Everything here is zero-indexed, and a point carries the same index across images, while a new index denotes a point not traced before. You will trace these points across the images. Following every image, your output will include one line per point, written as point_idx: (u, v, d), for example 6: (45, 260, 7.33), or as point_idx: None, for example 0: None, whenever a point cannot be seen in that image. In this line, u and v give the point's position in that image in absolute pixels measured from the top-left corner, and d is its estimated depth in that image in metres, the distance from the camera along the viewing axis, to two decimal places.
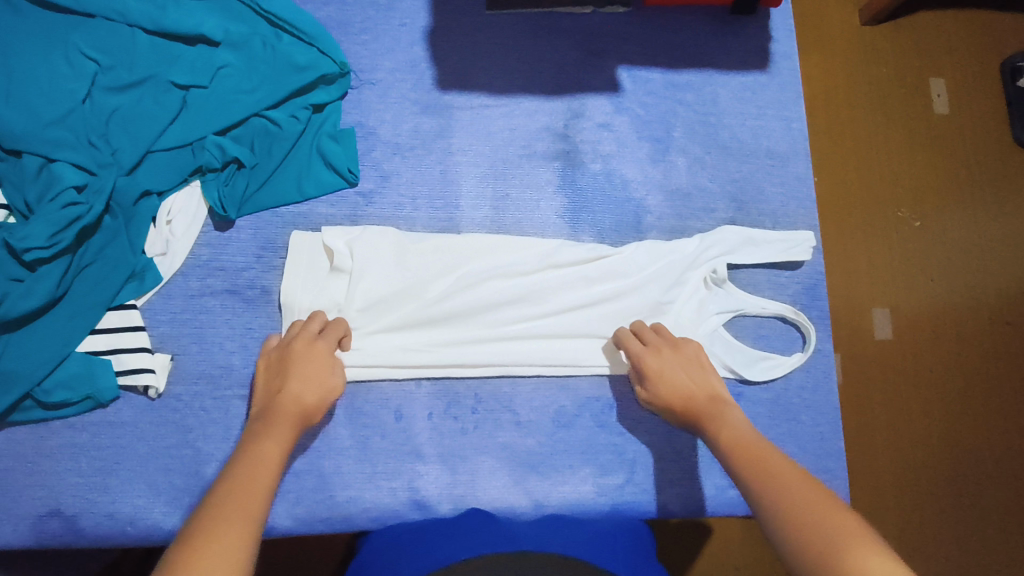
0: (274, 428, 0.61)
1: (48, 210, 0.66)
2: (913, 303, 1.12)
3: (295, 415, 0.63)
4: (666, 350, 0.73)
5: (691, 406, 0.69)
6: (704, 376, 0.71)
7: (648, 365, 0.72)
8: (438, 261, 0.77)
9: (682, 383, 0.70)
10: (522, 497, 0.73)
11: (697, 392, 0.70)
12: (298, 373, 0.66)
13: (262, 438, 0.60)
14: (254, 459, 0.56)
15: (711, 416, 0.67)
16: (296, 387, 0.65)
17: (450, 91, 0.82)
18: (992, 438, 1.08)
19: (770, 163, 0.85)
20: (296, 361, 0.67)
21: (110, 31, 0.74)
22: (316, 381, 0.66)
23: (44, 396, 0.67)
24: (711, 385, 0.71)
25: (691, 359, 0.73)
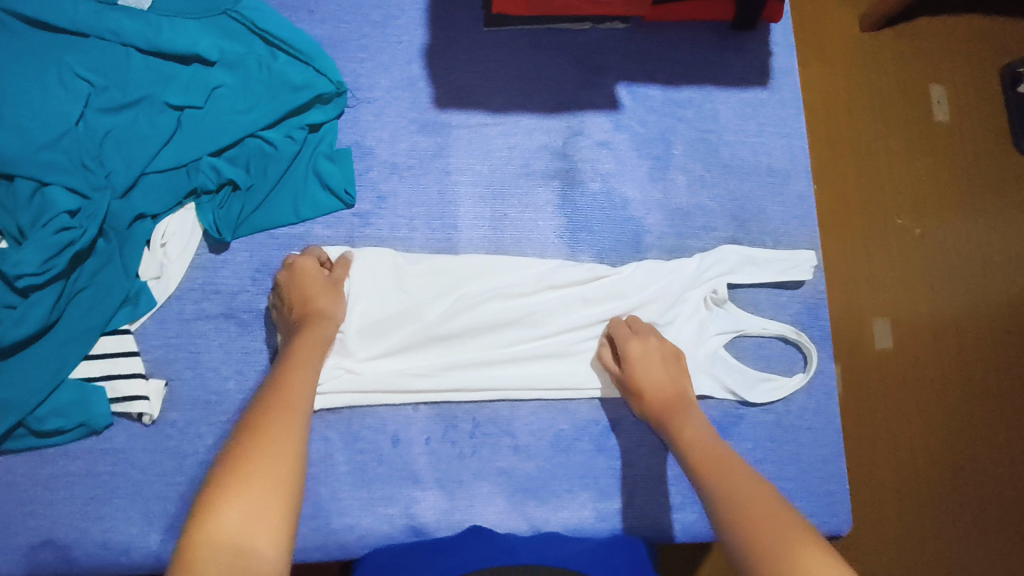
0: (304, 346, 0.66)
1: (40, 236, 0.65)
2: (916, 316, 1.10)
3: (321, 332, 0.69)
4: (652, 339, 0.75)
5: (661, 402, 0.71)
6: (679, 377, 0.73)
7: (632, 354, 0.73)
8: (426, 276, 0.76)
9: (659, 377, 0.72)
10: (521, 522, 0.72)
11: (670, 391, 0.72)
12: (317, 300, 0.70)
13: (295, 355, 0.65)
14: (291, 377, 0.62)
15: (679, 418, 0.69)
16: (318, 305, 0.70)
17: (448, 110, 0.81)
18: (997, 450, 1.05)
19: (771, 181, 0.84)
20: (309, 287, 0.70)
21: (104, 51, 0.72)
22: (332, 305, 0.71)
23: (37, 424, 0.67)
24: (682, 385, 0.73)
25: (670, 355, 0.75)
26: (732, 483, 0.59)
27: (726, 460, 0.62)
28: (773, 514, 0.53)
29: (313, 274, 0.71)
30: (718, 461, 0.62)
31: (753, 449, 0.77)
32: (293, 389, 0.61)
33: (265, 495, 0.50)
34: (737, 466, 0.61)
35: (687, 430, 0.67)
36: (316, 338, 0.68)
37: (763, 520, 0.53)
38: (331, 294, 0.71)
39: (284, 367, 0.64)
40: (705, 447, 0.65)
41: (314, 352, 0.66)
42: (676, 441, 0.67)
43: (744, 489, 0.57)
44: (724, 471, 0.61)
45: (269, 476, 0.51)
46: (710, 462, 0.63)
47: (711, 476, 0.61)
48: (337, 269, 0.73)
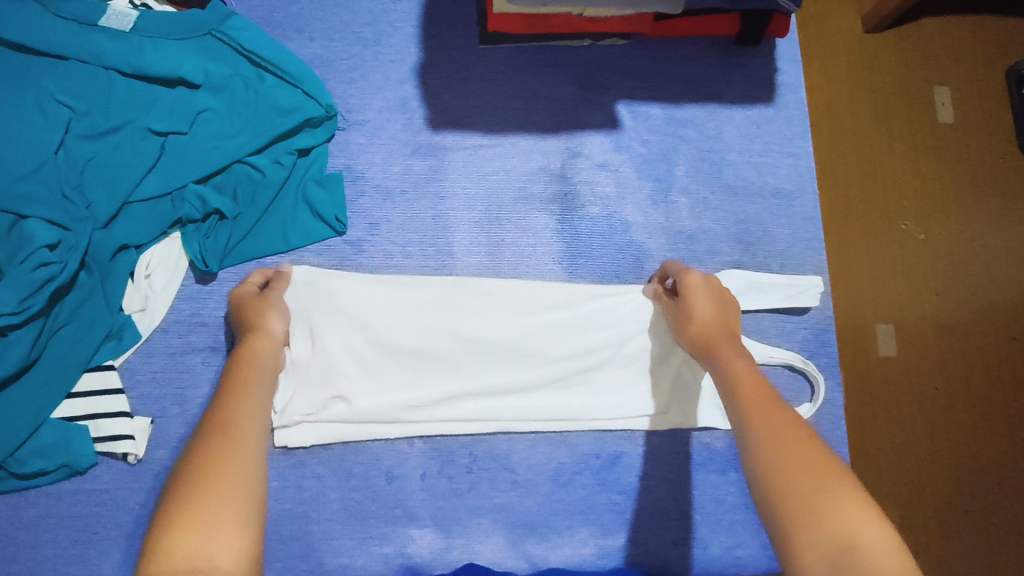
0: (252, 362, 0.59)
1: (17, 273, 0.62)
2: (920, 324, 1.04)
3: (265, 343, 0.62)
4: (710, 278, 0.71)
5: (709, 332, 0.65)
6: (729, 312, 0.67)
7: (688, 280, 0.70)
8: (397, 291, 0.73)
9: (712, 309, 0.67)
10: (520, 559, 0.70)
11: (719, 321, 0.66)
12: (255, 316, 0.64)
13: (243, 374, 0.57)
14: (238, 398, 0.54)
15: (724, 347, 0.63)
16: (257, 317, 0.64)
17: (442, 131, 0.79)
18: (1001, 458, 1.00)
19: (777, 202, 0.82)
20: (251, 305, 0.66)
21: (85, 74, 0.69)
22: (261, 313, 0.65)
23: (18, 467, 0.64)
24: (730, 317, 0.67)
25: (723, 294, 0.69)
26: (774, 435, 0.51)
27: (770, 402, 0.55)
28: (816, 480, 0.46)
29: (252, 293, 0.67)
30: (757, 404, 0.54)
31: None
32: (240, 411, 0.53)
33: (214, 516, 0.43)
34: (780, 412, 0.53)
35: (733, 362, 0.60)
36: (258, 352, 0.60)
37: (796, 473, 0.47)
38: (271, 305, 0.66)
39: (229, 385, 0.56)
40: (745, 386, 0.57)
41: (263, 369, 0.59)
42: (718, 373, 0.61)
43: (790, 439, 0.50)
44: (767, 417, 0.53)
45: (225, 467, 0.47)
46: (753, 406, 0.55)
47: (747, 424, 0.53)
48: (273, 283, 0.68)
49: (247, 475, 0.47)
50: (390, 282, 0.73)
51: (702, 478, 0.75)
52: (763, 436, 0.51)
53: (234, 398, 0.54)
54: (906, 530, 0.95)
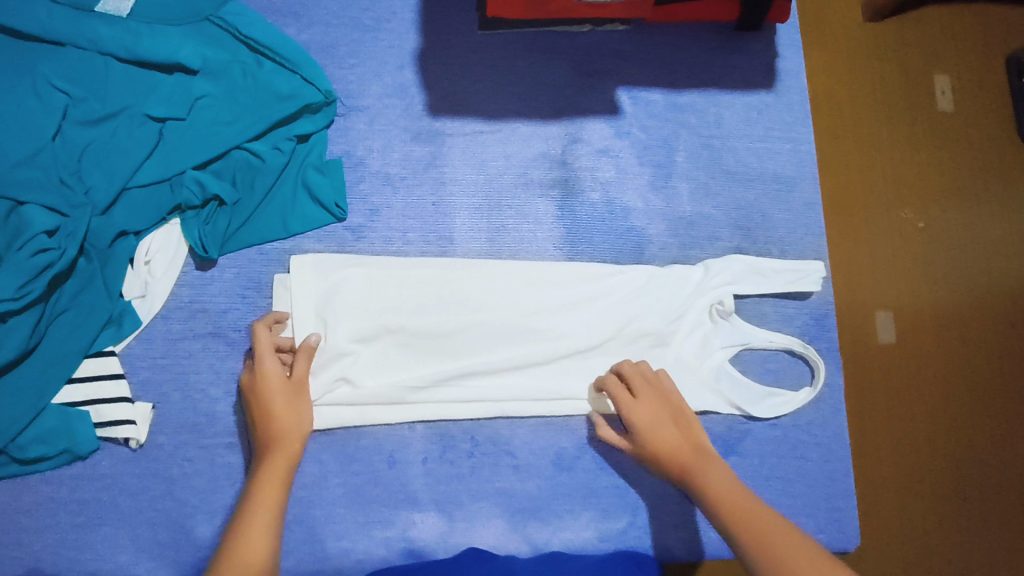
0: (264, 495, 0.60)
1: (16, 259, 0.62)
2: (920, 308, 1.04)
3: (283, 465, 0.62)
4: (654, 401, 0.70)
5: (676, 462, 0.67)
6: (692, 431, 0.69)
7: (637, 416, 0.69)
8: (404, 281, 0.73)
9: (670, 438, 0.68)
10: (522, 543, 0.71)
11: (682, 448, 0.67)
12: (278, 414, 0.64)
13: (256, 506, 0.59)
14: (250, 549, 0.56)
15: (702, 474, 0.65)
16: (277, 425, 0.64)
17: (442, 117, 0.78)
18: (1001, 443, 1.01)
19: (777, 188, 0.82)
20: (269, 399, 0.65)
21: (81, 60, 0.69)
22: (285, 407, 0.65)
23: (19, 452, 0.64)
24: (694, 440, 0.68)
25: (675, 412, 0.69)
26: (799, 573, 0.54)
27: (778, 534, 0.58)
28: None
29: (277, 380, 0.66)
30: (775, 534, 0.58)
31: (759, 465, 0.75)
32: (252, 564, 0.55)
33: None
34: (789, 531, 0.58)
35: (715, 482, 0.64)
36: (275, 467, 0.62)
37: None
38: (294, 401, 0.66)
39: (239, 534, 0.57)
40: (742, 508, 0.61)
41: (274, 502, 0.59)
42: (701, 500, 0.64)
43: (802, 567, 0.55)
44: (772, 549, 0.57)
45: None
46: (768, 546, 0.57)
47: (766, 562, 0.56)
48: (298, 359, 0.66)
49: None
50: (394, 270, 0.73)
51: None
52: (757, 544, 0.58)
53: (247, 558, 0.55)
54: (904, 515, 0.96)
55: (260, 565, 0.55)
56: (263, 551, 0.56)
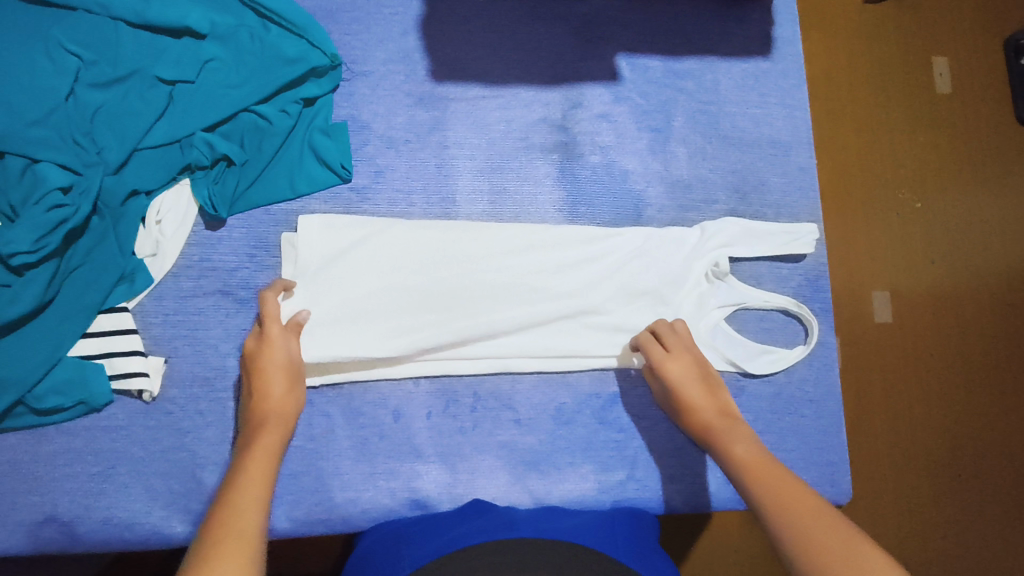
0: (263, 444, 0.61)
1: (32, 213, 0.64)
2: (914, 283, 1.07)
3: (278, 431, 0.64)
4: (687, 359, 0.73)
5: (704, 420, 0.69)
6: (718, 391, 0.72)
7: (671, 372, 0.71)
8: (428, 249, 0.75)
9: (701, 397, 0.71)
10: (523, 494, 0.73)
11: (711, 410, 0.70)
12: (274, 380, 0.66)
13: (255, 454, 0.60)
14: (240, 504, 0.54)
15: (727, 435, 0.66)
16: (272, 405, 0.65)
17: (445, 82, 0.80)
18: (991, 417, 1.06)
19: (773, 153, 0.83)
20: (268, 373, 0.66)
21: (91, 23, 0.70)
22: (278, 371, 0.67)
23: (36, 403, 0.66)
24: (721, 402, 0.71)
25: (704, 374, 0.73)
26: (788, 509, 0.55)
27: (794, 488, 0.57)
28: (810, 513, 0.53)
29: (283, 359, 0.67)
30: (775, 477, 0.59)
31: (754, 421, 0.77)
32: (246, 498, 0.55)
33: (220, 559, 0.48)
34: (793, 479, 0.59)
35: (737, 446, 0.65)
36: (267, 425, 0.64)
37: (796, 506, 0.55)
38: (291, 385, 0.67)
39: (241, 474, 0.58)
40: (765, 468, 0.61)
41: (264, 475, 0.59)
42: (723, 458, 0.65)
43: (811, 514, 0.53)
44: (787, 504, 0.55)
45: (240, 523, 0.52)
46: (767, 482, 0.59)
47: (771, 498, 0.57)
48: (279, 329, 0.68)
49: (248, 548, 0.50)
50: (411, 238, 0.75)
51: None
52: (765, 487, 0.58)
53: (242, 489, 0.56)
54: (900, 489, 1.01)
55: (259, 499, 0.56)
56: (262, 487, 0.57)
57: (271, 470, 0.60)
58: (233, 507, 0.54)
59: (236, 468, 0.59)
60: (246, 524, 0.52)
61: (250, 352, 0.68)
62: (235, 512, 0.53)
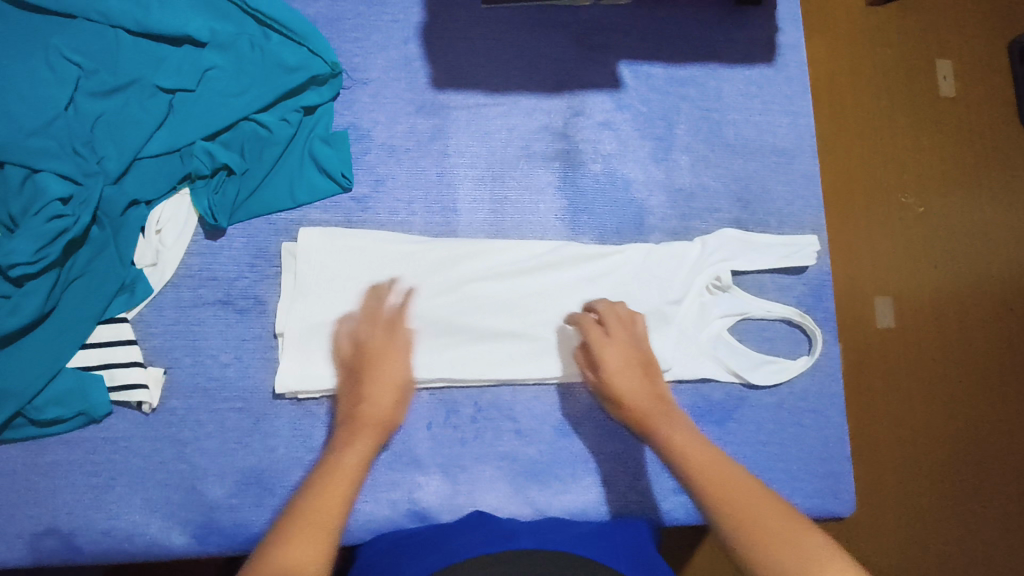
0: (355, 445, 0.61)
1: (32, 224, 0.64)
2: (918, 291, 1.07)
3: (373, 439, 0.63)
4: (626, 343, 0.72)
5: (640, 410, 0.68)
6: (654, 379, 0.70)
7: (607, 359, 0.70)
8: (428, 261, 0.75)
9: (634, 385, 0.69)
10: (524, 505, 0.72)
11: (646, 396, 0.68)
12: (380, 387, 0.66)
13: (343, 455, 0.60)
14: (319, 506, 0.54)
15: (662, 421, 0.66)
16: (376, 413, 0.64)
17: (446, 90, 0.80)
18: (994, 424, 1.05)
19: (776, 160, 0.83)
20: (381, 384, 0.66)
21: (92, 32, 0.70)
22: (382, 378, 0.66)
23: (36, 413, 0.66)
24: (658, 389, 0.70)
25: (642, 359, 0.71)
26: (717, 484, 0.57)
27: (745, 484, 0.56)
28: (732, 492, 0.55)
29: (399, 375, 0.67)
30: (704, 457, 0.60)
31: (756, 431, 0.77)
32: (331, 500, 0.55)
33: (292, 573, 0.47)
34: (714, 455, 0.61)
35: (675, 437, 0.64)
36: (359, 432, 0.63)
37: (725, 484, 0.56)
38: (398, 398, 0.66)
39: (325, 474, 0.58)
40: (717, 467, 0.59)
41: (347, 488, 0.57)
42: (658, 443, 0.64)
43: (764, 515, 0.52)
44: (733, 503, 0.54)
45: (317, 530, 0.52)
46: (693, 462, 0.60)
47: (700, 475, 0.59)
48: (399, 322, 0.71)
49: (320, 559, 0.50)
50: (409, 248, 0.75)
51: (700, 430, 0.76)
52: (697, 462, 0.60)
53: (326, 489, 0.56)
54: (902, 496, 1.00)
55: (340, 498, 0.56)
56: (343, 489, 0.56)
57: (360, 473, 0.59)
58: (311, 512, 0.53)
59: (320, 468, 0.59)
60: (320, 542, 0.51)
61: (358, 350, 0.68)
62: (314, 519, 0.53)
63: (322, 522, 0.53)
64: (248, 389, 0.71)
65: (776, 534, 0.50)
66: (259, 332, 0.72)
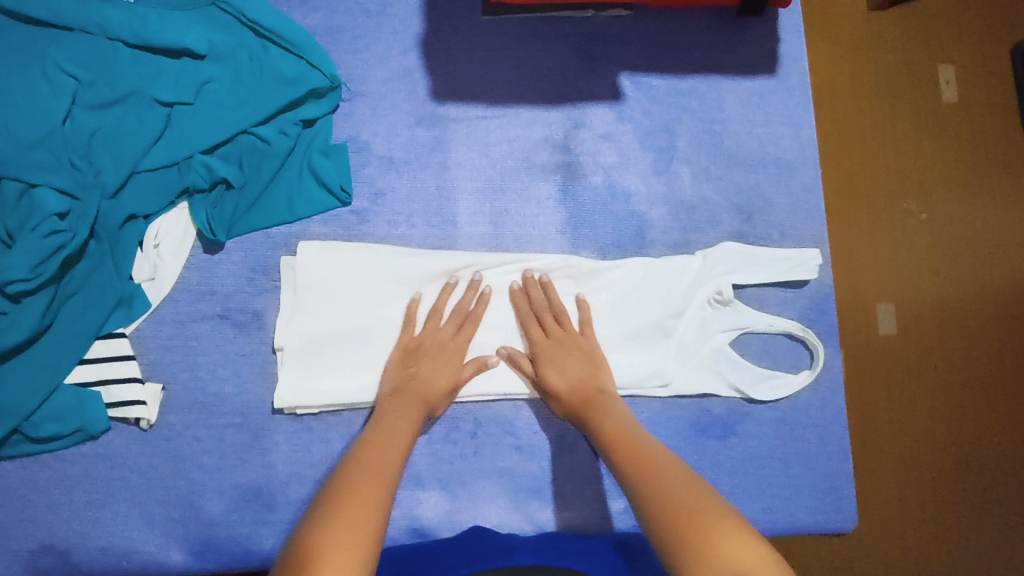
0: (401, 420, 0.66)
1: (28, 240, 0.63)
2: (920, 300, 1.06)
3: (417, 417, 0.67)
4: (564, 335, 0.74)
5: (578, 401, 0.70)
6: (595, 368, 0.73)
7: (543, 354, 0.73)
8: (428, 275, 0.75)
9: (570, 377, 0.72)
10: (524, 521, 0.72)
11: (584, 388, 0.71)
12: (436, 377, 0.70)
13: (387, 431, 0.64)
14: (366, 469, 0.59)
15: (596, 410, 0.69)
16: (427, 396, 0.69)
17: (445, 102, 0.79)
18: (997, 432, 1.04)
19: (778, 172, 0.82)
20: (439, 374, 0.70)
21: (89, 44, 0.69)
22: (436, 371, 0.70)
23: (33, 430, 0.66)
24: (596, 379, 0.72)
25: (580, 350, 0.73)
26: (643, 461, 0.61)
27: (662, 461, 0.61)
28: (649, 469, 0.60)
29: (460, 372, 0.71)
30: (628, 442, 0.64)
31: (758, 446, 0.76)
32: (381, 467, 0.59)
33: (350, 519, 0.52)
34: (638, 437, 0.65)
35: (606, 424, 0.67)
36: (405, 412, 0.67)
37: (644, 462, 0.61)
38: (451, 392, 0.71)
39: (368, 447, 0.62)
40: (635, 445, 0.64)
41: (392, 459, 0.61)
42: (595, 432, 0.67)
43: (680, 488, 0.57)
44: (656, 482, 0.58)
45: (367, 488, 0.56)
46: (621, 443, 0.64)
47: (627, 457, 0.63)
48: (468, 322, 0.73)
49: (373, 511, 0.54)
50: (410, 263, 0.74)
51: (702, 445, 0.76)
52: (623, 445, 0.64)
53: (379, 457, 0.61)
54: (900, 505, 0.99)
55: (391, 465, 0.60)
56: (394, 458, 0.61)
57: (405, 446, 0.63)
58: (357, 475, 0.58)
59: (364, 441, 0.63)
60: (368, 496, 0.55)
61: (424, 337, 0.72)
62: (363, 480, 0.57)
63: (372, 483, 0.57)
64: (246, 405, 0.71)
65: (681, 498, 0.55)
66: (257, 347, 0.72)
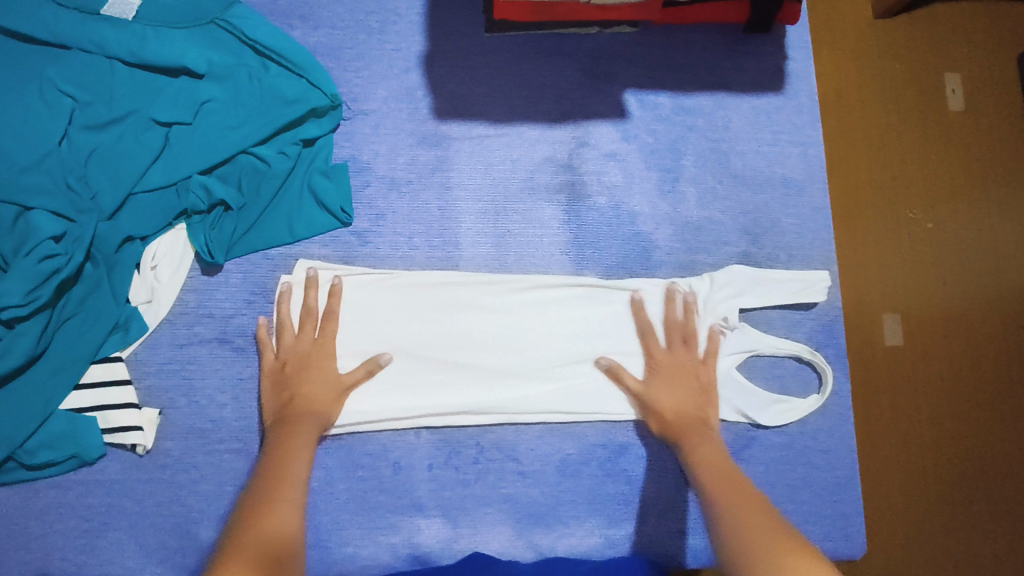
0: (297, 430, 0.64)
1: (23, 265, 0.62)
2: (927, 310, 1.04)
3: (312, 428, 0.65)
4: (685, 357, 0.73)
5: (677, 422, 0.69)
6: (705, 396, 0.72)
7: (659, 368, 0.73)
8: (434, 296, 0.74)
9: (676, 398, 0.71)
10: (526, 548, 0.71)
11: (688, 411, 0.70)
12: (310, 390, 0.67)
13: (287, 438, 0.64)
14: (282, 473, 0.59)
15: (693, 434, 0.68)
16: (309, 410, 0.67)
17: (448, 121, 0.78)
18: (1008, 444, 1.01)
19: (785, 192, 0.81)
20: (311, 383, 0.68)
21: (85, 63, 0.68)
22: (313, 379, 0.68)
23: (28, 458, 0.65)
24: (704, 408, 0.71)
25: (698, 375, 0.73)
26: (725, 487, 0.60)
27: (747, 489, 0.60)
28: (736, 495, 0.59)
29: (333, 376, 0.69)
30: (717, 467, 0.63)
31: (765, 472, 0.75)
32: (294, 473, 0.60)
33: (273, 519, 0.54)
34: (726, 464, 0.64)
35: (700, 448, 0.66)
36: (295, 425, 0.65)
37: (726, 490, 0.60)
38: (335, 398, 0.68)
39: (274, 454, 0.62)
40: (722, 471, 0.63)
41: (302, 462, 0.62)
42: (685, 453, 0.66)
43: (762, 515, 0.55)
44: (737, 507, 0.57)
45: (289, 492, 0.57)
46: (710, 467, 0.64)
47: (716, 481, 0.62)
48: (325, 323, 0.70)
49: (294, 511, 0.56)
50: (424, 283, 0.74)
51: None
52: (714, 472, 0.63)
53: (287, 463, 0.61)
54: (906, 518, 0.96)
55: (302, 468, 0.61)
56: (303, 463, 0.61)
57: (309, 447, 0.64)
58: (278, 478, 0.59)
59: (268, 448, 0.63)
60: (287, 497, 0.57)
61: (287, 348, 0.69)
62: (281, 487, 0.58)
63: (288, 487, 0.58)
64: (244, 430, 0.69)
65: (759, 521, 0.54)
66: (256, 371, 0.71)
